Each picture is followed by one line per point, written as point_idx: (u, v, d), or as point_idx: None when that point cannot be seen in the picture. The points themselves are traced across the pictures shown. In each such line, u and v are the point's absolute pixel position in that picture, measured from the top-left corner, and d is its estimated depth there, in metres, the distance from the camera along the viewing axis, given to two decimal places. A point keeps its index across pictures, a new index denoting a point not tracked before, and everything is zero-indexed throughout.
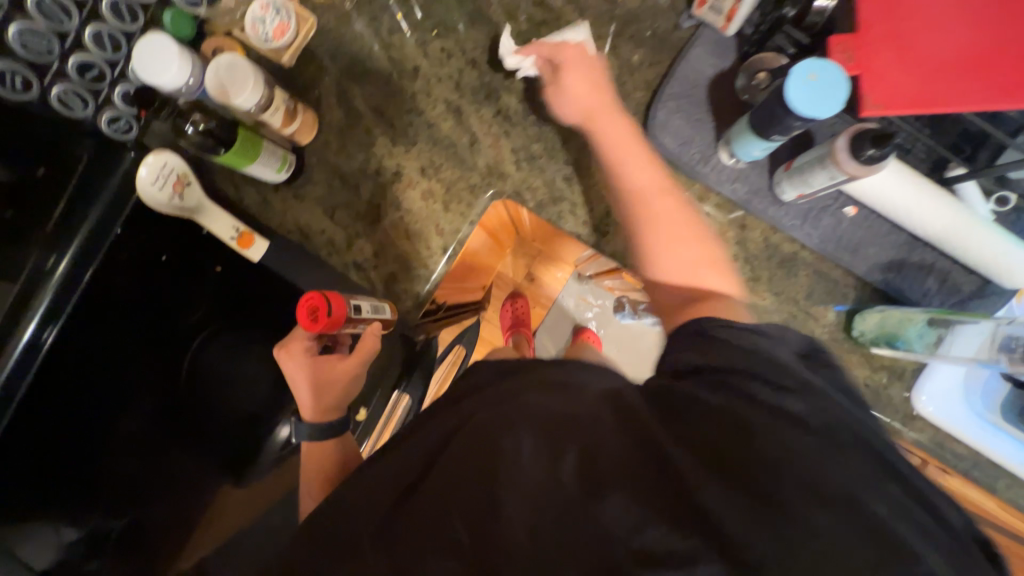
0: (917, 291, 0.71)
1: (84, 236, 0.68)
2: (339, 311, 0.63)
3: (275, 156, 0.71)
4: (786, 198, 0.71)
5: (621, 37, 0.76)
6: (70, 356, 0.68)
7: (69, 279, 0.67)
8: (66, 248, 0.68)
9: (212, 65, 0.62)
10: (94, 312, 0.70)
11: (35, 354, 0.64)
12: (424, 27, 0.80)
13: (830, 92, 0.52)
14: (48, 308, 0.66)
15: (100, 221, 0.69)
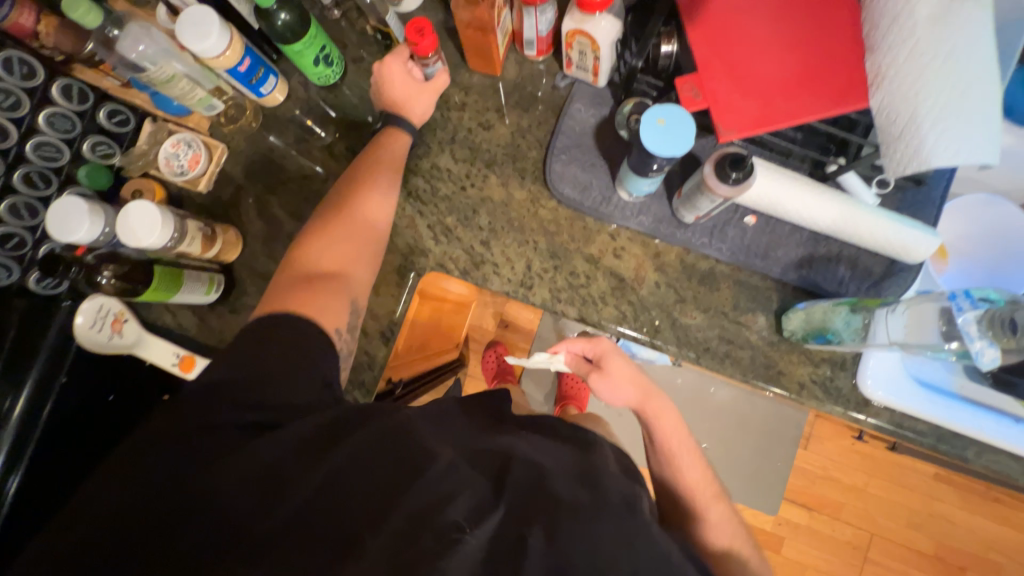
0: (833, 281, 0.73)
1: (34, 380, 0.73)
2: (431, 45, 0.70)
3: (200, 280, 0.75)
4: (688, 221, 0.74)
5: (507, 105, 0.82)
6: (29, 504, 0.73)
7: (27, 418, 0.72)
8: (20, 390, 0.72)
9: (123, 214, 0.66)
10: (54, 440, 0.75)
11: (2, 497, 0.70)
12: (329, 132, 0.86)
13: (678, 133, 0.56)
14: (11, 447, 0.71)
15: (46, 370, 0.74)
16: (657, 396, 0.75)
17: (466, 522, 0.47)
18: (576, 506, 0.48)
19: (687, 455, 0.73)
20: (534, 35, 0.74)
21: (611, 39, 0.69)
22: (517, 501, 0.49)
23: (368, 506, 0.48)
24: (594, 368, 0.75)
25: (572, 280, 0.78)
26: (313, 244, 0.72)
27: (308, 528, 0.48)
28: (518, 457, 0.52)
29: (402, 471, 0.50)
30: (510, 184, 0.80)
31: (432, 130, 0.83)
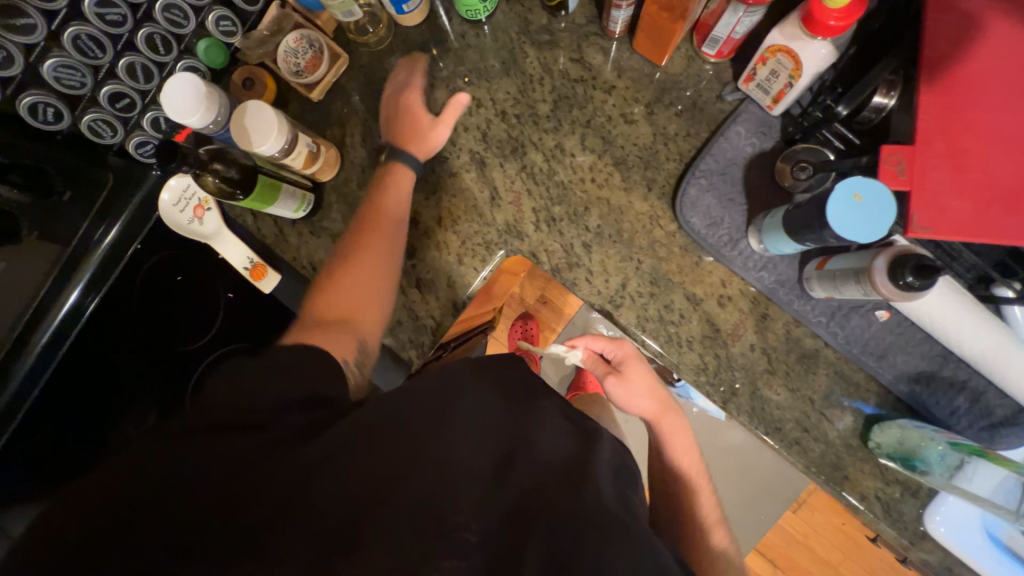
0: (944, 408, 0.66)
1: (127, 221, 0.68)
2: None
3: (292, 197, 0.72)
4: (814, 295, 0.67)
5: (658, 103, 0.73)
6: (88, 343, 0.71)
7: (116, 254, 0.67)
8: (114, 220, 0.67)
9: (242, 108, 0.62)
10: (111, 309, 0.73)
11: (76, 319, 0.65)
12: (457, 73, 0.78)
13: (875, 216, 0.49)
14: (90, 277, 0.65)
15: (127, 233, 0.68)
16: (672, 416, 0.70)
17: (470, 519, 0.42)
18: (576, 504, 0.43)
19: (697, 477, 0.68)
20: (725, 35, 0.64)
21: (818, 68, 0.58)
22: (526, 506, 0.43)
23: (361, 492, 0.43)
24: (613, 370, 0.71)
25: (664, 313, 0.72)
26: (328, 294, 0.65)
27: (294, 502, 0.43)
28: (530, 449, 0.48)
29: (402, 450, 0.45)
30: (633, 191, 0.73)
31: (568, 106, 0.75)
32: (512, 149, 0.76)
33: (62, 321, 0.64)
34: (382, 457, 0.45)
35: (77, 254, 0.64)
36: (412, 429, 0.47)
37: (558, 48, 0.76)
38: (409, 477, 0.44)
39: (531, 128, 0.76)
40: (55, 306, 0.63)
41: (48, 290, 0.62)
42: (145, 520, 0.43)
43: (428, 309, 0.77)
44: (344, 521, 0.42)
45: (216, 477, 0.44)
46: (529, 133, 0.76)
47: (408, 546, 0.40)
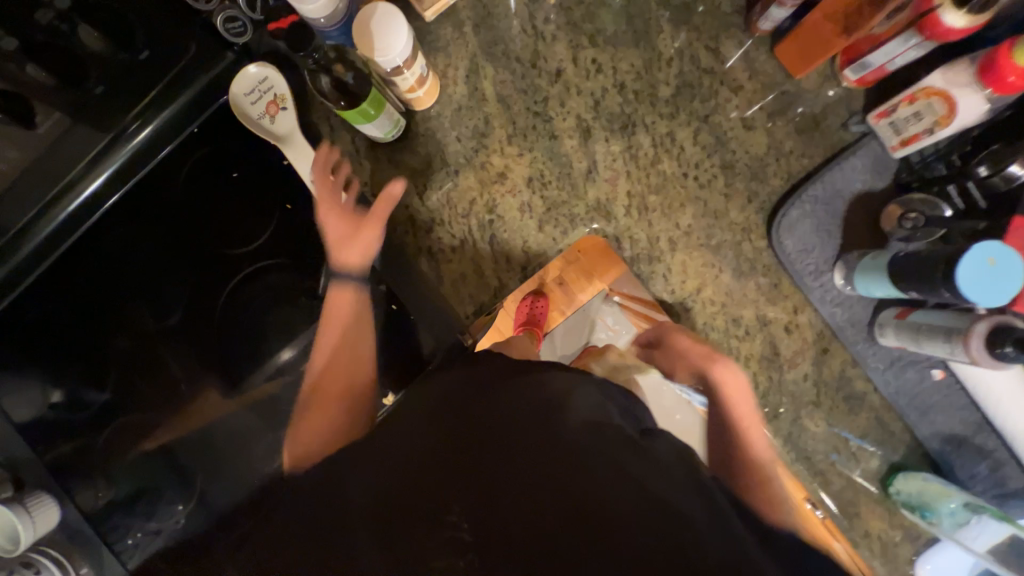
0: (965, 471, 0.70)
1: (186, 104, 0.65)
2: None
3: (389, 120, 0.68)
4: (881, 341, 0.68)
5: (780, 115, 0.71)
6: (101, 241, 0.65)
7: (150, 147, 0.64)
8: (156, 115, 0.64)
9: (370, 8, 0.57)
10: (154, 202, 0.66)
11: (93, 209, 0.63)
12: (582, 28, 0.73)
13: (1004, 284, 0.49)
14: (116, 170, 0.64)
15: (176, 118, 0.65)
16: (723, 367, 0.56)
17: (456, 516, 0.37)
18: (546, 462, 0.39)
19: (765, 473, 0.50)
20: (878, 63, 0.61)
21: (968, 123, 0.57)
22: (500, 481, 0.38)
23: (350, 506, 0.40)
24: (653, 347, 0.64)
25: (730, 326, 0.73)
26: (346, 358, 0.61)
27: (297, 536, 0.40)
28: (494, 425, 0.42)
29: (381, 453, 0.42)
30: (733, 199, 0.72)
31: (690, 96, 0.72)
32: (621, 126, 0.73)
33: (78, 209, 0.63)
34: (381, 454, 0.42)
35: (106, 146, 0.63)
36: (385, 438, 0.44)
37: (694, 31, 0.72)
38: (387, 478, 0.40)
39: (647, 108, 0.72)
40: (75, 188, 0.62)
41: (76, 171, 0.62)
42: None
43: (497, 270, 0.75)
44: (338, 535, 0.39)
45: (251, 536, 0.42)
46: (643, 113, 0.72)
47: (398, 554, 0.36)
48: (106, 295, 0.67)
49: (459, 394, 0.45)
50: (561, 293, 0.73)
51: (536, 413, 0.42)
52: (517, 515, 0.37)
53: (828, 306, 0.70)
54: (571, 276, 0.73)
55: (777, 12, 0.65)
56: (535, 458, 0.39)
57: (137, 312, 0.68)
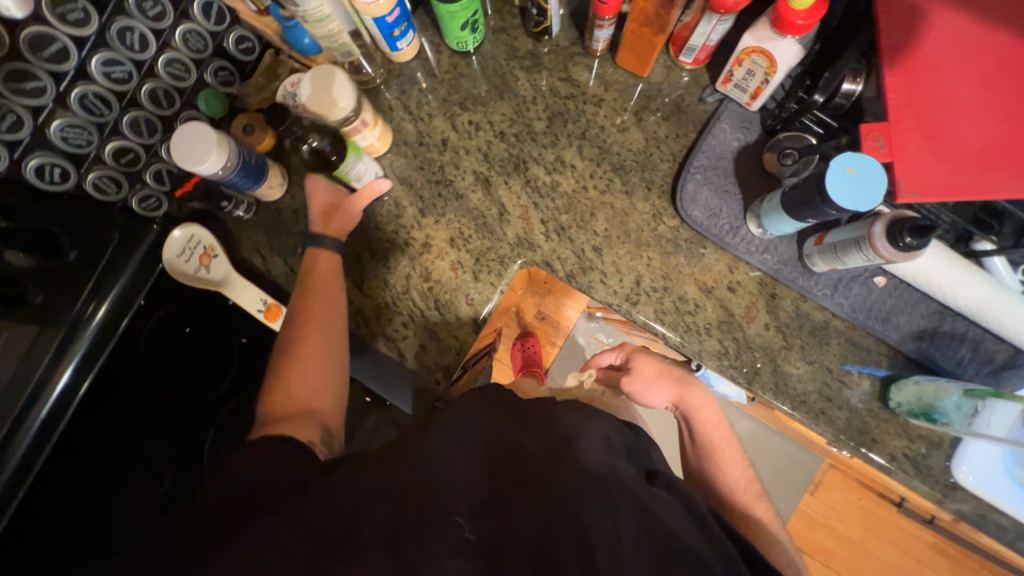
0: (951, 360, 0.71)
1: (127, 282, 0.69)
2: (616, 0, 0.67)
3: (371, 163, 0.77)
4: (816, 269, 0.71)
5: (645, 110, 0.79)
6: (82, 432, 0.67)
7: (108, 328, 0.67)
8: (106, 295, 0.67)
9: (316, 75, 0.67)
10: (119, 379, 0.69)
11: (65, 408, 0.64)
12: (452, 100, 0.82)
13: (869, 187, 0.54)
14: (82, 357, 0.65)
15: (122, 296, 0.68)
16: (694, 388, 0.72)
17: (464, 517, 0.44)
18: (558, 481, 0.45)
19: (726, 449, 0.70)
20: (700, 43, 0.70)
21: (790, 63, 0.64)
22: (512, 495, 0.45)
23: (364, 500, 0.46)
24: (624, 372, 0.74)
25: (680, 305, 0.75)
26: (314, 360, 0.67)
27: (310, 522, 0.45)
28: (513, 450, 0.48)
29: (403, 460, 0.48)
30: (634, 193, 0.77)
31: (563, 121, 0.79)
32: (514, 166, 0.79)
33: (49, 413, 0.62)
34: (380, 476, 0.47)
35: (69, 338, 0.64)
36: (410, 445, 0.49)
37: (545, 70, 0.81)
38: (405, 482, 0.46)
39: (530, 144, 0.79)
40: (47, 388, 0.62)
41: (41, 373, 0.62)
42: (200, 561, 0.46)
43: (451, 330, 0.78)
44: (351, 532, 0.44)
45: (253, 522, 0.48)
46: (529, 150, 0.79)
47: (406, 547, 0.43)
48: (94, 479, 0.69)
49: (484, 417, 0.51)
50: (547, 326, 0.99)
51: (540, 442, 0.48)
52: (510, 512, 0.44)
53: (757, 256, 0.74)
54: (546, 306, 0.94)
55: (601, 34, 0.74)
56: (533, 468, 0.46)
57: (132, 484, 0.71)
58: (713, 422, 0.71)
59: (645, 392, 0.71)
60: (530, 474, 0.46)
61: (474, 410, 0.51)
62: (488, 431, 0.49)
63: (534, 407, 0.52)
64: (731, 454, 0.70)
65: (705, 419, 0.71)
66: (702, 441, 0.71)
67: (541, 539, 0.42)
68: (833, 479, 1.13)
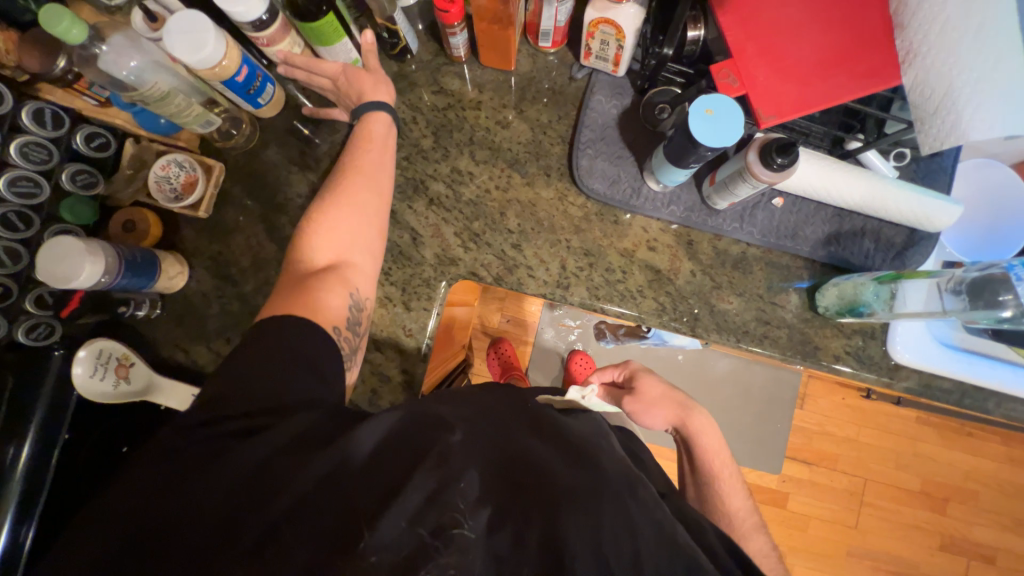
0: (859, 255, 0.76)
1: (42, 419, 0.66)
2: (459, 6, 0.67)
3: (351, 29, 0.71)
4: (720, 208, 0.75)
5: (524, 101, 0.80)
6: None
7: (37, 467, 0.66)
8: (24, 435, 0.65)
9: None
10: (66, 509, 0.69)
11: (15, 558, 0.64)
12: (334, 142, 0.80)
13: (726, 123, 0.57)
14: (18, 507, 0.64)
15: (44, 432, 0.66)
16: (696, 409, 0.69)
17: (466, 513, 0.40)
18: (580, 491, 0.44)
19: (727, 478, 0.67)
20: (551, 26, 0.72)
21: (636, 28, 0.67)
22: (526, 496, 0.43)
23: (359, 502, 0.40)
24: (626, 391, 0.71)
25: (609, 276, 0.77)
26: (355, 230, 0.63)
27: (296, 513, 0.40)
28: (530, 460, 0.46)
29: (406, 457, 0.42)
30: (536, 182, 0.78)
31: (448, 132, 0.80)
32: (414, 188, 0.79)
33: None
34: (389, 468, 0.42)
35: None
36: (439, 423, 0.47)
37: (417, 87, 0.81)
38: (415, 470, 0.41)
39: (423, 163, 0.79)
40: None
41: None
42: (159, 551, 0.39)
43: (398, 364, 0.76)
44: (340, 539, 0.38)
45: (215, 503, 0.40)
46: (424, 169, 0.79)
47: (406, 545, 0.38)
48: None
49: (500, 426, 0.50)
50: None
51: (561, 446, 0.49)
52: (528, 525, 0.41)
53: (664, 209, 0.77)
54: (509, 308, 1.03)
55: (459, 40, 0.74)
56: (557, 473, 0.45)
57: None
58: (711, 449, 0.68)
59: (644, 413, 0.69)
60: (547, 478, 0.44)
61: (501, 408, 0.53)
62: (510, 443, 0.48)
63: (546, 421, 0.53)
64: (733, 481, 0.67)
65: (700, 446, 0.68)
66: (703, 471, 0.68)
67: (548, 546, 0.40)
68: (815, 387, 1.16)
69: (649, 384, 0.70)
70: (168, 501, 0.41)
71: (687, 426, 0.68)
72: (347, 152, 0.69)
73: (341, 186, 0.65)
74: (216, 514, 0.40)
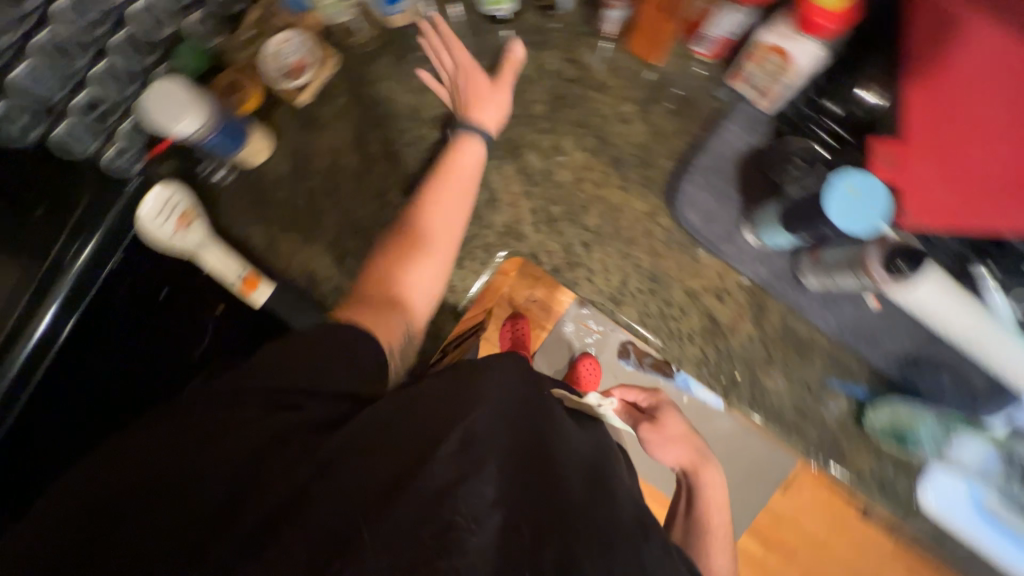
0: (929, 388, 0.70)
1: (107, 229, 0.68)
2: None
3: None
4: (808, 285, 0.70)
5: (652, 101, 0.75)
6: (55, 386, 0.65)
7: (88, 274, 0.66)
8: (90, 234, 0.67)
9: None
10: (98, 327, 0.68)
11: (46, 349, 0.63)
12: (449, 75, 0.78)
13: (862, 208, 0.53)
14: (65, 301, 0.64)
15: (106, 243, 0.68)
16: (711, 465, 0.63)
17: (471, 517, 0.37)
18: (595, 518, 0.40)
19: (720, 537, 0.59)
20: (717, 33, 0.66)
21: (810, 67, 0.61)
22: (538, 513, 0.39)
23: (364, 491, 0.37)
24: (646, 418, 0.68)
25: (665, 309, 0.74)
26: (423, 261, 0.61)
27: (305, 473, 0.38)
28: (547, 468, 0.43)
29: (421, 441, 0.40)
30: (630, 189, 0.74)
31: (563, 107, 0.76)
32: (508, 151, 0.76)
33: (28, 356, 0.62)
34: (399, 449, 0.40)
35: (49, 280, 0.64)
36: (458, 412, 0.43)
37: (549, 48, 0.76)
38: (430, 458, 0.39)
39: (527, 128, 0.76)
40: (22, 335, 0.62)
41: (20, 313, 0.62)
42: (151, 515, 0.38)
43: (432, 314, 0.76)
44: (340, 532, 0.36)
45: (228, 454, 0.39)
46: (525, 135, 0.76)
47: (409, 534, 0.35)
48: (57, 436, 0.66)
49: (531, 419, 0.47)
50: (536, 309, 0.76)
51: (570, 462, 0.45)
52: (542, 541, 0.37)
53: (748, 265, 0.72)
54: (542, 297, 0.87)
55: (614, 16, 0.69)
56: (565, 487, 0.42)
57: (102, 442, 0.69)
58: (712, 507, 0.61)
59: (657, 440, 0.66)
60: (561, 496, 0.41)
61: (515, 398, 0.48)
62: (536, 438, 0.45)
63: (552, 423, 0.48)
64: (723, 546, 0.58)
65: (695, 493, 0.62)
66: (699, 522, 0.60)
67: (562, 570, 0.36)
68: None
69: (669, 419, 0.67)
70: (168, 461, 0.40)
71: (699, 477, 0.63)
72: (430, 180, 0.67)
73: (427, 192, 0.65)
74: (235, 467, 0.39)
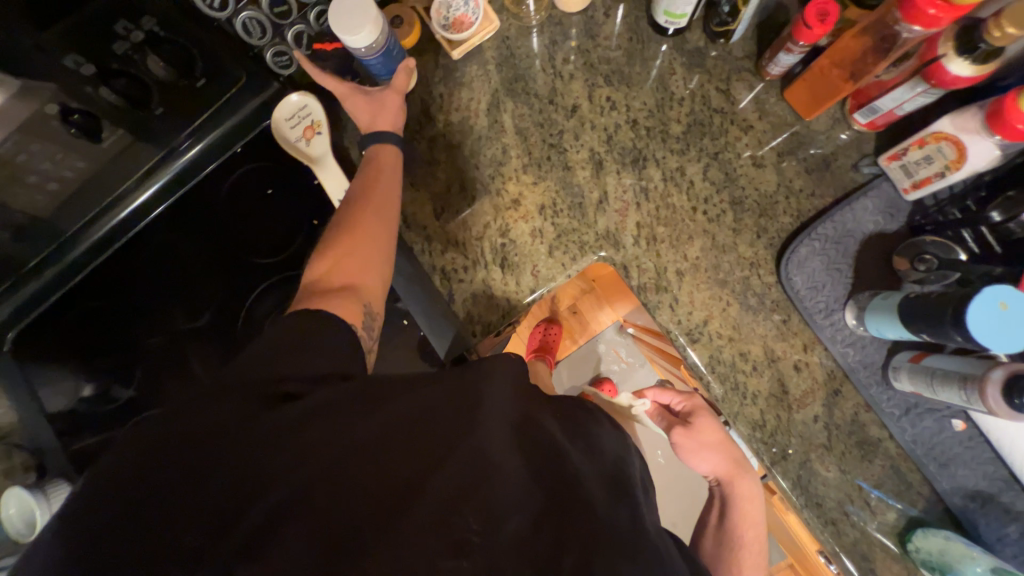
0: (993, 532, 0.65)
1: (225, 129, 0.71)
2: (821, 33, 0.61)
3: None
4: (897, 386, 0.66)
5: (790, 156, 0.73)
6: (143, 245, 0.72)
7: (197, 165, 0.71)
8: (207, 133, 0.70)
9: None
10: (191, 209, 0.73)
11: (140, 217, 0.70)
12: (598, 71, 0.78)
13: (1014, 330, 0.50)
14: (169, 181, 0.70)
15: (223, 138, 0.71)
16: (744, 474, 0.66)
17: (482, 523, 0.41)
18: (611, 531, 0.42)
19: (751, 552, 0.63)
20: (887, 108, 0.64)
21: (978, 167, 0.59)
22: (552, 527, 0.42)
23: (379, 493, 0.42)
24: (679, 422, 0.68)
25: (737, 360, 0.72)
26: (361, 242, 0.62)
27: (325, 471, 0.43)
28: (563, 474, 0.45)
29: (430, 449, 0.44)
30: (741, 234, 0.73)
31: (701, 133, 0.75)
32: (632, 160, 0.76)
33: (127, 217, 0.69)
34: (415, 455, 0.44)
35: (164, 158, 0.69)
36: (470, 423, 0.45)
37: (705, 73, 0.76)
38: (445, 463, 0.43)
39: (657, 143, 0.75)
40: (125, 201, 0.69)
41: (132, 182, 0.68)
42: (188, 503, 0.42)
43: (509, 291, 0.75)
44: (368, 521, 0.41)
45: (246, 448, 0.44)
46: (654, 149, 0.75)
47: (431, 528, 0.40)
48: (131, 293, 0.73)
49: (542, 432, 0.48)
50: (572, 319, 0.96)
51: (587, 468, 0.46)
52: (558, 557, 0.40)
53: (839, 345, 0.69)
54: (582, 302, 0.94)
55: (782, 60, 0.68)
56: (584, 489, 0.44)
57: (169, 307, 0.73)
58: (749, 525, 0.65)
59: (691, 446, 0.66)
60: (578, 509, 0.43)
61: (519, 407, 0.49)
62: (551, 447, 0.47)
63: (568, 421, 0.50)
64: (755, 559, 0.63)
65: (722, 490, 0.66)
66: (731, 533, 0.64)
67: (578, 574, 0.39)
68: None
69: (702, 423, 0.68)
70: (188, 455, 0.44)
71: (733, 497, 0.65)
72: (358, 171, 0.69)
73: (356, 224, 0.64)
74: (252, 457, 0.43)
